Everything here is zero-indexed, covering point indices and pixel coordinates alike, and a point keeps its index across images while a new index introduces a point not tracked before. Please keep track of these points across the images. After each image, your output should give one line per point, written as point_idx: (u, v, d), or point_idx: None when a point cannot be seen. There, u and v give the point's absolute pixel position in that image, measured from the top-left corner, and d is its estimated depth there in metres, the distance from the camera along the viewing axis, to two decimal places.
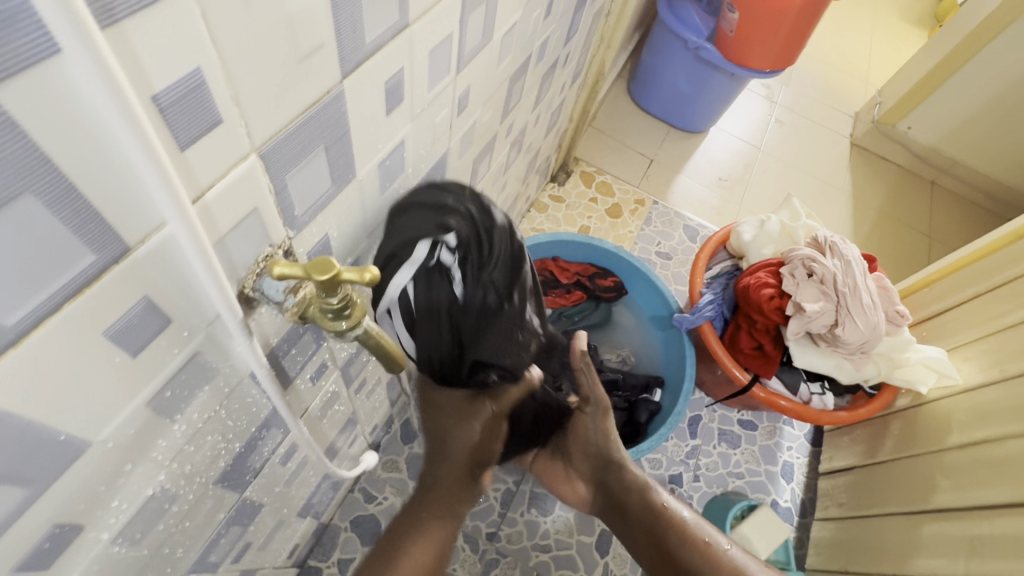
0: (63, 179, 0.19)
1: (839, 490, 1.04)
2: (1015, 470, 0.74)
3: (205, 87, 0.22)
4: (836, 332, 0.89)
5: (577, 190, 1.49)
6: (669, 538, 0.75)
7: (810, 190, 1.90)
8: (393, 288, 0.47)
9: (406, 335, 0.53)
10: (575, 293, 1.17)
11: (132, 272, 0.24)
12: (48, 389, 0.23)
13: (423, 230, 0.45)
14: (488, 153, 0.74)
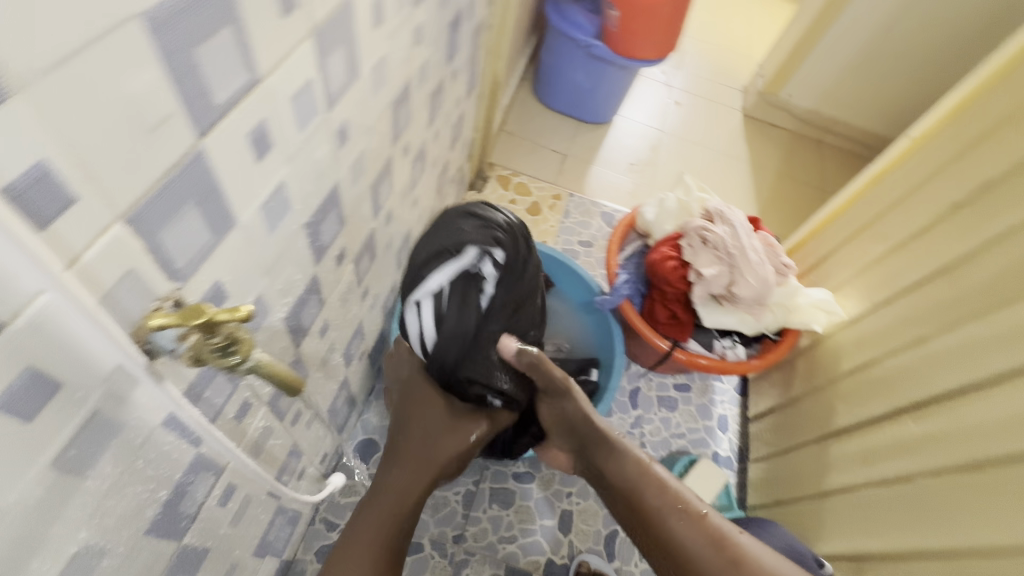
0: None
1: (766, 432, 1.15)
2: (890, 385, 0.86)
3: (51, 173, 0.25)
4: (733, 290, 0.99)
5: (496, 194, 1.55)
6: (646, 495, 0.79)
7: (713, 163, 2.05)
8: (436, 277, 0.70)
9: (428, 321, 0.73)
10: None
11: (12, 344, 0.27)
12: None
13: (479, 243, 0.70)
14: (387, 176, 0.77)
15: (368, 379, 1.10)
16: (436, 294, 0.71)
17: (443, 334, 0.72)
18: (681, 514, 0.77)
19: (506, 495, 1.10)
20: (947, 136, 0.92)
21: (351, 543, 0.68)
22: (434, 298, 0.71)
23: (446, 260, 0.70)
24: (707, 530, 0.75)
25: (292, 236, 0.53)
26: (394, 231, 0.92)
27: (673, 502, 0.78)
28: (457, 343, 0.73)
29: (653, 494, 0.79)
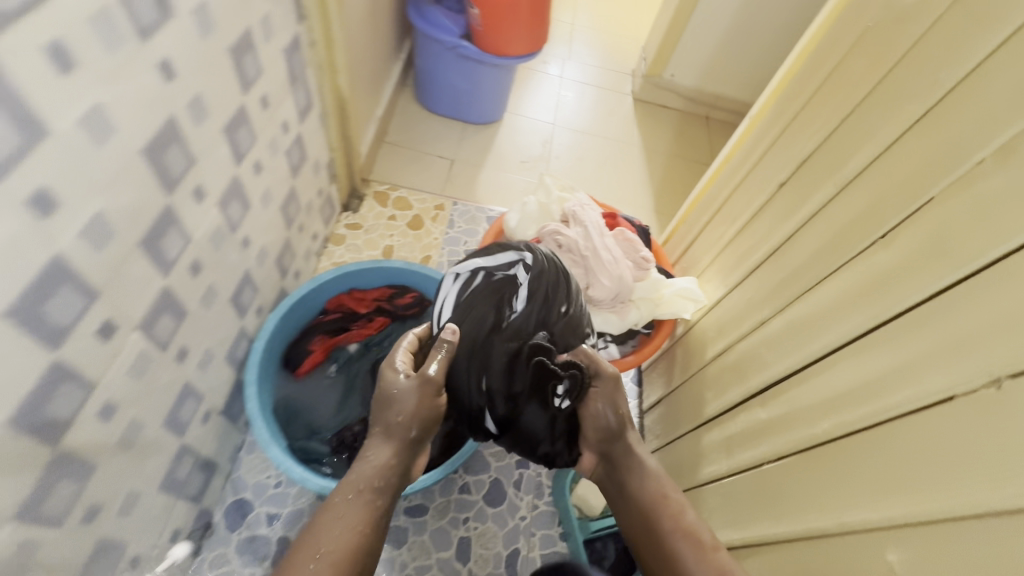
0: None
1: (655, 424, 1.15)
2: (741, 370, 0.86)
3: None
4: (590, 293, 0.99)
5: (373, 211, 1.48)
6: (659, 517, 0.77)
7: (607, 151, 2.05)
8: (471, 268, 0.91)
9: (449, 299, 0.90)
10: (378, 319, 1.17)
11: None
12: None
13: (516, 253, 0.92)
14: (170, 228, 0.69)
15: (230, 436, 1.02)
16: (471, 290, 0.89)
17: (471, 324, 0.86)
18: (687, 539, 0.73)
19: (398, 533, 1.05)
20: (772, 116, 0.92)
21: (333, 504, 0.70)
22: (461, 281, 0.90)
23: (483, 259, 0.92)
24: (706, 560, 0.71)
25: None
26: (214, 280, 0.84)
27: (683, 526, 0.75)
28: (486, 319, 0.87)
29: (666, 516, 0.76)
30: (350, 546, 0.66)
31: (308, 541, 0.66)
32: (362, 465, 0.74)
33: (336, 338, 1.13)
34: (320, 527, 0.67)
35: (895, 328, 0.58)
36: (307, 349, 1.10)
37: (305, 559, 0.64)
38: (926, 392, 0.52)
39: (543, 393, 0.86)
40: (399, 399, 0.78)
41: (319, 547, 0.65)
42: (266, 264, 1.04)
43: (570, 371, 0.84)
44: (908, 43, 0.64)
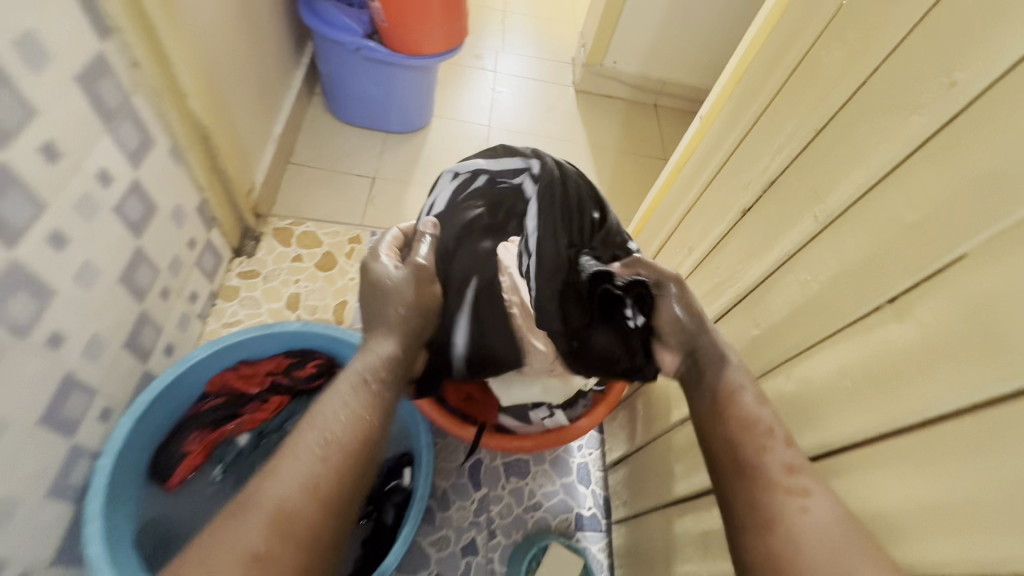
0: None
1: (621, 487, 0.98)
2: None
3: None
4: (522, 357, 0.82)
5: (273, 253, 1.24)
6: (737, 424, 0.53)
7: (551, 151, 1.85)
8: (470, 165, 0.81)
9: (440, 198, 0.82)
10: (275, 399, 0.95)
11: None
12: None
13: (523, 153, 0.76)
14: None
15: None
16: (467, 195, 0.81)
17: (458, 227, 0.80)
18: (752, 440, 0.51)
19: None
20: (727, 121, 0.74)
21: (328, 393, 0.55)
22: (461, 180, 0.81)
23: (482, 158, 0.80)
24: (768, 461, 0.49)
25: None
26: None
27: (750, 426, 0.52)
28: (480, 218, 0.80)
29: (737, 415, 0.54)
30: (355, 438, 0.52)
31: (299, 434, 0.52)
32: (365, 355, 0.59)
33: (220, 430, 0.90)
34: (312, 418, 0.53)
35: (918, 451, 0.41)
36: (182, 452, 0.87)
37: (295, 455, 0.50)
38: (992, 556, 0.36)
39: (609, 313, 0.71)
40: (396, 291, 0.65)
41: (320, 436, 0.51)
42: (106, 357, 0.81)
43: (634, 288, 0.69)
44: (906, 28, 0.46)
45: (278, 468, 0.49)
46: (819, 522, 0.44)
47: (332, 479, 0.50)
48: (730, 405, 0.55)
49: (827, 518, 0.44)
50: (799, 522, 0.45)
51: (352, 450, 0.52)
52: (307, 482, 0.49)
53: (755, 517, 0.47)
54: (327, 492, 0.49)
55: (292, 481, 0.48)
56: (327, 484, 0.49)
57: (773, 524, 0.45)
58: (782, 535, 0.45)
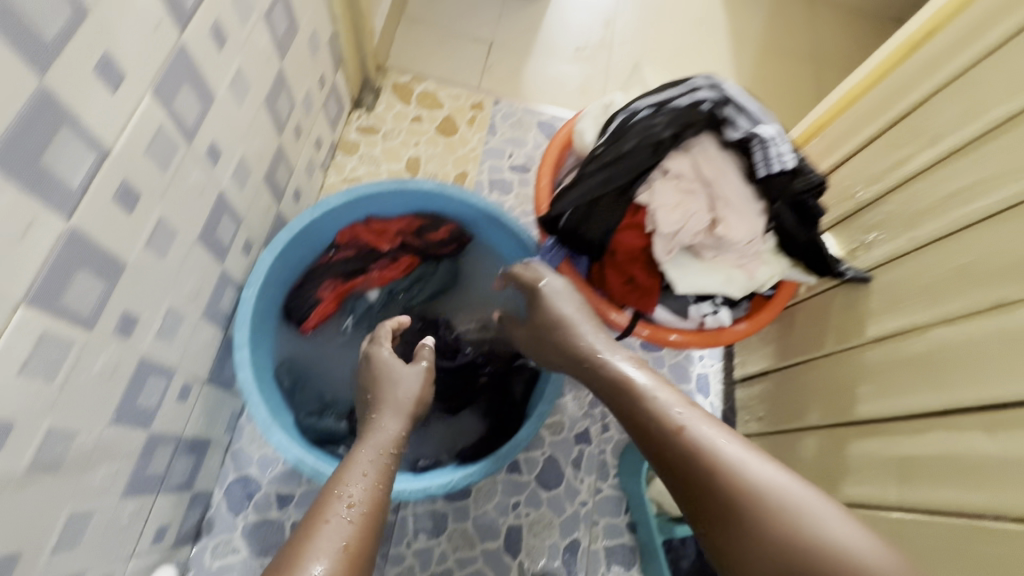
0: None
1: (757, 402, 0.91)
2: (940, 368, 0.60)
3: None
4: (717, 232, 0.65)
5: (392, 111, 1.14)
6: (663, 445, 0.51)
7: (683, 37, 1.59)
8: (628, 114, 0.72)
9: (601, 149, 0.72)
10: (405, 259, 0.89)
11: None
12: None
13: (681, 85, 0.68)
14: (60, 133, 0.40)
15: (224, 405, 0.81)
16: (634, 125, 0.70)
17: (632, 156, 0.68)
18: (657, 416, 0.52)
19: (436, 520, 0.87)
20: None
21: (350, 463, 0.57)
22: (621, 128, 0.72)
23: (639, 102, 0.72)
24: (696, 448, 0.48)
25: None
26: (167, 215, 0.56)
27: (659, 406, 0.53)
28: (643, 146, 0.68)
29: (641, 392, 0.55)
30: (377, 503, 0.53)
31: (330, 493, 0.53)
32: (374, 436, 0.62)
33: (351, 283, 0.86)
34: (339, 480, 0.54)
35: None
36: (314, 298, 0.84)
37: (330, 509, 0.50)
38: None
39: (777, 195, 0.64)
40: (395, 372, 0.71)
41: (340, 504, 0.51)
42: (250, 184, 0.74)
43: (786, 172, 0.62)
44: None
45: (318, 518, 0.49)
46: (754, 480, 0.45)
47: (364, 547, 0.49)
48: (637, 397, 0.55)
49: (819, 512, 0.43)
50: (742, 486, 0.45)
51: (374, 523, 0.52)
52: (355, 529, 0.49)
53: (730, 543, 0.44)
54: (363, 562, 0.48)
55: (339, 525, 0.49)
56: (361, 546, 0.48)
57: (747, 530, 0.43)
58: (757, 544, 0.42)
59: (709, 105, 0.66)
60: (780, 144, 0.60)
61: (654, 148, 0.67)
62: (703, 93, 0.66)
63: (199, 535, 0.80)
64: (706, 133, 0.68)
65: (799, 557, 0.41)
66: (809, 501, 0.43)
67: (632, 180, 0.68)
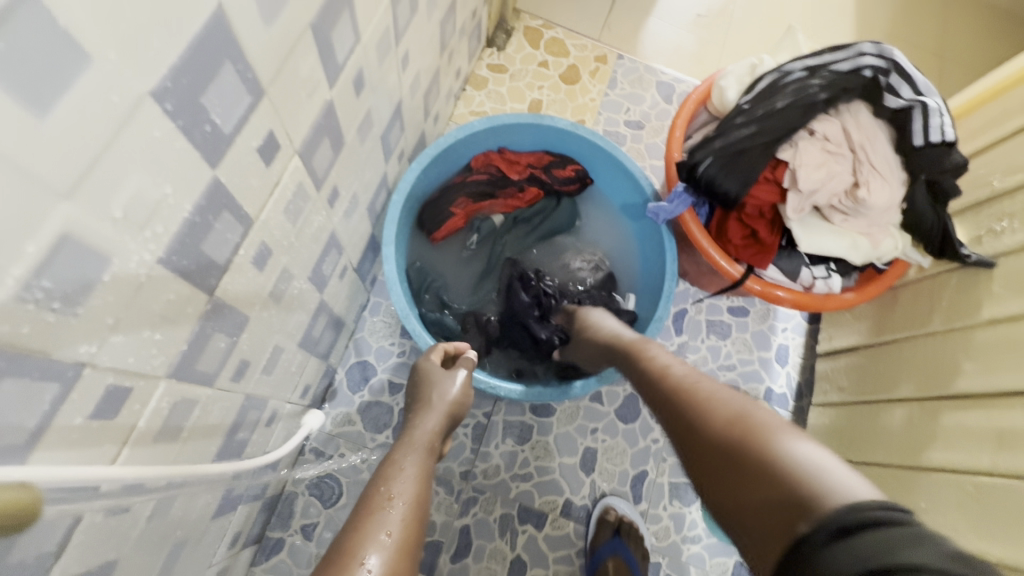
0: None
1: (839, 374, 0.94)
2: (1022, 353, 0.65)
3: None
4: (859, 195, 0.69)
5: (521, 53, 1.18)
6: (668, 389, 0.59)
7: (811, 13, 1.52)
8: (780, 73, 0.75)
9: (749, 105, 0.75)
10: (530, 191, 0.96)
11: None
12: None
13: (844, 49, 0.70)
14: (344, 14, 0.47)
15: (358, 294, 0.91)
16: (787, 85, 0.73)
17: (783, 114, 0.71)
18: (654, 370, 0.64)
19: (522, 430, 0.97)
20: None
21: (399, 460, 0.60)
22: (771, 86, 0.75)
23: (794, 62, 0.75)
24: (690, 388, 0.56)
25: (111, 129, 0.27)
26: (370, 108, 0.64)
27: (655, 364, 0.65)
28: (795, 105, 0.71)
29: (645, 356, 0.68)
30: (418, 498, 0.56)
31: (377, 490, 0.56)
32: (414, 433, 0.66)
33: (479, 204, 0.93)
34: (384, 478, 0.57)
35: None
36: (448, 212, 0.92)
37: (378, 501, 0.53)
38: None
39: (925, 168, 0.67)
40: (437, 379, 0.75)
41: (389, 497, 0.54)
42: (415, 97, 0.81)
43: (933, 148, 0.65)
44: None
45: (367, 510, 0.52)
46: (716, 395, 0.53)
47: (410, 537, 0.52)
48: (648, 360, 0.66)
49: (775, 427, 0.46)
50: (710, 412, 0.52)
51: (418, 519, 0.54)
52: (407, 519, 0.52)
53: (693, 445, 0.51)
54: (409, 552, 0.50)
55: (394, 517, 0.52)
56: (408, 538, 0.51)
57: (702, 425, 0.51)
58: (703, 429, 0.51)
59: (871, 73, 0.69)
60: (942, 116, 0.64)
61: (808, 108, 0.70)
62: (868, 59, 0.68)
63: (323, 402, 0.92)
64: (859, 101, 0.71)
65: (730, 442, 0.47)
66: (764, 418, 0.48)
67: (782, 136, 0.71)
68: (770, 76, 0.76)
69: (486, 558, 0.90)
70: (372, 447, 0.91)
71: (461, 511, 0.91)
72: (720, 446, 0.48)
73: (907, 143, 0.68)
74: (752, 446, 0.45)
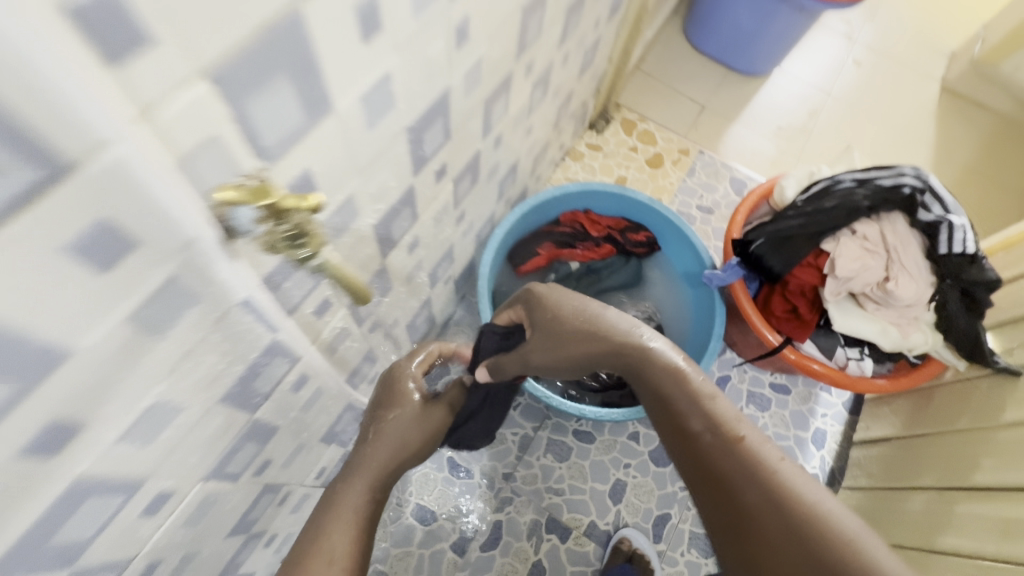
0: (12, 109, 0.20)
1: (870, 461, 1.00)
2: None
3: (210, 34, 0.26)
4: (888, 286, 0.83)
5: (616, 137, 1.42)
6: (719, 454, 0.53)
7: (889, 140, 1.65)
8: (832, 181, 0.89)
9: (801, 203, 0.90)
10: (605, 247, 1.14)
11: (50, 213, 0.24)
12: (22, 302, 0.25)
13: (890, 169, 0.84)
14: (501, 95, 0.70)
15: (451, 303, 1.11)
16: (836, 191, 0.87)
17: (829, 214, 0.85)
18: (686, 412, 0.56)
19: (563, 449, 1.08)
20: None
21: (331, 518, 0.52)
22: (823, 189, 0.89)
23: (845, 173, 0.89)
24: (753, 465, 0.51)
25: (387, 140, 0.49)
26: (498, 159, 0.86)
27: (683, 402, 0.56)
28: (840, 209, 0.85)
29: (669, 388, 0.57)
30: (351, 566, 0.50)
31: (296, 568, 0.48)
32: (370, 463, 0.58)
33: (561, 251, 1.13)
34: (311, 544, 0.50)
35: None
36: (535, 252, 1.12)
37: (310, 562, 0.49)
38: None
39: (951, 271, 0.81)
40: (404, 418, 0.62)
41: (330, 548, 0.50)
42: (527, 157, 1.04)
43: (956, 258, 0.79)
44: None
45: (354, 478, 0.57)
46: (805, 487, 0.49)
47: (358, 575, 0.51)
48: (675, 392, 0.56)
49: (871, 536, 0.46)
50: (784, 499, 0.48)
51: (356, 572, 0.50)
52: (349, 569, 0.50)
53: (753, 531, 0.49)
54: None
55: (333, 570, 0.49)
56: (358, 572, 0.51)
57: (778, 514, 0.48)
58: (778, 519, 0.48)
59: (910, 191, 0.82)
60: (965, 232, 0.78)
61: (852, 211, 0.84)
62: (908, 179, 0.82)
63: None
64: (898, 211, 0.84)
65: (817, 542, 0.46)
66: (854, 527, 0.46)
67: (826, 230, 0.86)
68: (823, 182, 0.91)
69: (510, 554, 1.00)
70: None
71: (497, 507, 1.03)
72: (819, 548, 0.45)
73: (933, 249, 0.82)
74: (848, 545, 0.45)
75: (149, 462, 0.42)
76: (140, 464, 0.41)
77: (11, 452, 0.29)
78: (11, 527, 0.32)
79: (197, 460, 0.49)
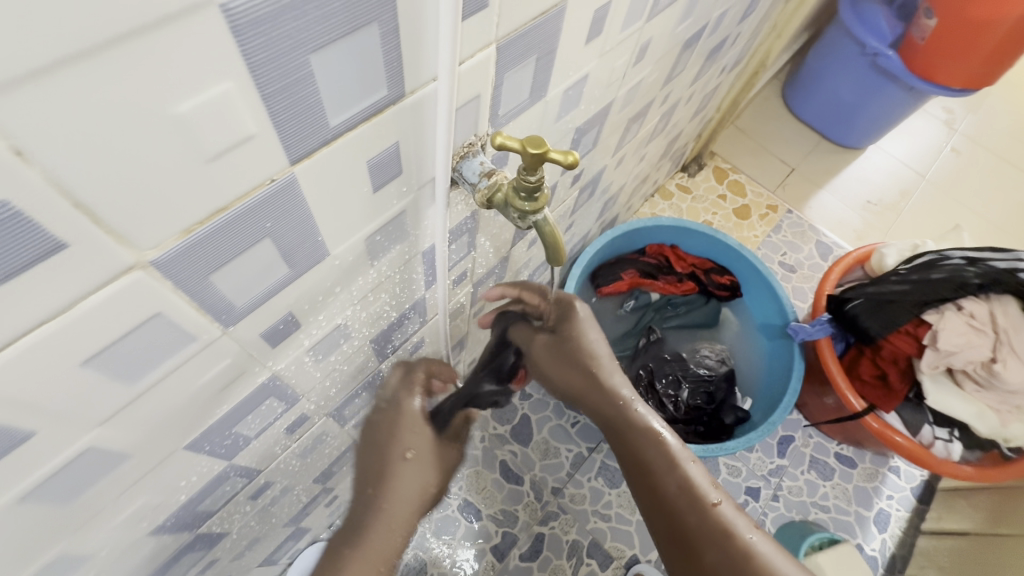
0: (396, 40, 0.25)
1: (940, 553, 0.96)
2: None
3: (513, 8, 0.31)
4: (994, 368, 0.80)
5: (706, 183, 1.45)
6: (682, 511, 0.51)
7: (982, 232, 1.60)
8: (941, 254, 0.89)
9: (904, 271, 0.90)
10: (687, 284, 1.16)
11: (378, 127, 0.28)
12: (322, 202, 0.29)
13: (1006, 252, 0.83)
14: (639, 117, 0.74)
15: None
16: (944, 265, 0.86)
17: (935, 286, 0.84)
18: (653, 467, 0.53)
19: (614, 475, 1.07)
20: None
21: None
22: (928, 261, 0.89)
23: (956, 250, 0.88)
24: (716, 524, 0.49)
25: (560, 137, 0.53)
26: (612, 179, 0.90)
27: (655, 455, 0.53)
28: (947, 284, 0.84)
29: (640, 440, 0.54)
30: None
31: None
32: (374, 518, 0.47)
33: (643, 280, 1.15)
34: None
35: None
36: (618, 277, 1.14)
37: None
38: None
39: None
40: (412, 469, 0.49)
41: None
42: (630, 184, 1.08)
43: None
44: None
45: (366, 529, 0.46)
46: (774, 560, 0.48)
47: None
48: (643, 446, 0.54)
49: None
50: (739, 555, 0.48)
51: None
52: None
53: None
54: None
55: None
56: None
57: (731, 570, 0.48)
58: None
59: None
60: None
61: (959, 287, 0.83)
62: None
63: None
64: (1011, 296, 0.82)
65: None
66: None
67: (930, 300, 0.85)
68: (931, 253, 0.90)
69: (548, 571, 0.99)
70: (492, 432, 1.09)
71: (540, 520, 1.03)
72: None
73: None
74: None
75: (308, 381, 0.46)
76: (304, 380, 0.45)
77: (256, 332, 0.33)
78: (220, 408, 0.36)
79: (332, 393, 0.53)
